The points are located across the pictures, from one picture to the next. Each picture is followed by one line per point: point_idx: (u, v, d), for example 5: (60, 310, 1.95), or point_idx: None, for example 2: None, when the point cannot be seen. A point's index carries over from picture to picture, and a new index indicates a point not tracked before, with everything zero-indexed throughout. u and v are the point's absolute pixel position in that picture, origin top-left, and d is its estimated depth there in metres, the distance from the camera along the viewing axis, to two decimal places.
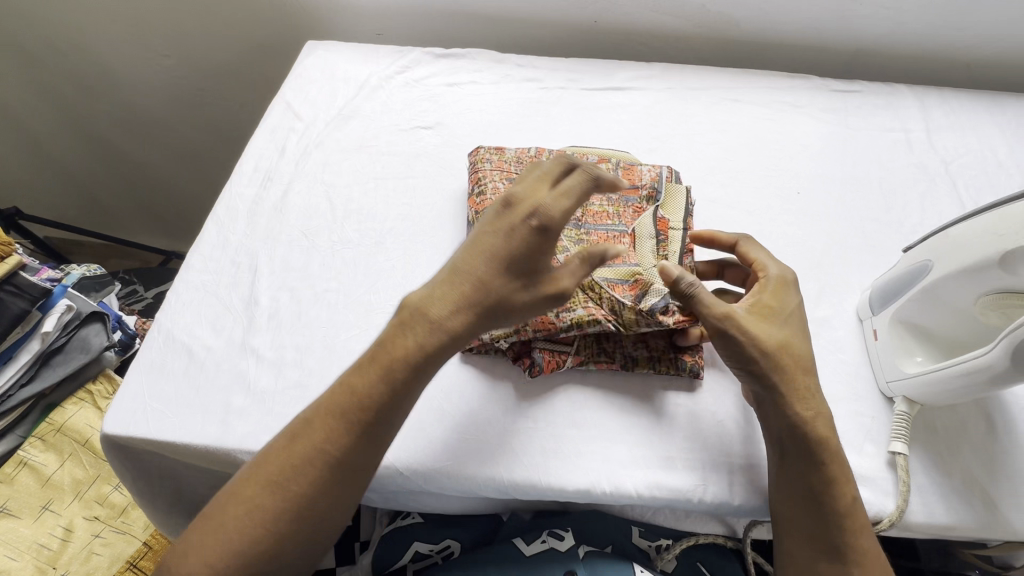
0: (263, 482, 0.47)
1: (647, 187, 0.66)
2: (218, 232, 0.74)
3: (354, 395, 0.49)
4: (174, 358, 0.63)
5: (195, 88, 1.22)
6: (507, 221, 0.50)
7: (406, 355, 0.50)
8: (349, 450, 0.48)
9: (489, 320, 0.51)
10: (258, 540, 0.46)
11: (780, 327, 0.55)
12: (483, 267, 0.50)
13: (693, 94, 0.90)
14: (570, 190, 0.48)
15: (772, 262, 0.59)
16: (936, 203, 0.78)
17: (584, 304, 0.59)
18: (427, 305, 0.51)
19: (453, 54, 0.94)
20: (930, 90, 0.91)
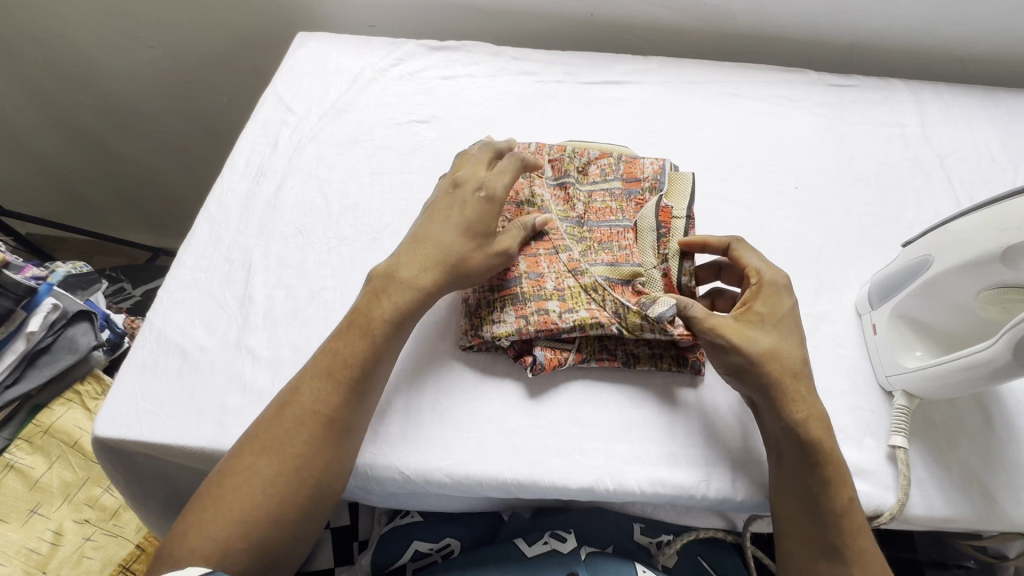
0: (259, 448, 0.50)
1: (650, 179, 0.66)
2: (210, 228, 0.72)
3: (338, 358, 0.54)
4: (167, 358, 0.62)
5: (182, 81, 1.19)
6: (459, 196, 0.61)
7: (382, 313, 0.56)
8: (339, 406, 0.52)
9: (452, 279, 0.58)
10: (258, 503, 0.48)
11: (769, 335, 0.55)
12: (442, 232, 0.59)
13: (691, 88, 0.90)
14: (507, 167, 0.62)
15: (765, 266, 0.59)
16: (932, 198, 0.79)
17: (587, 305, 0.59)
18: (397, 269, 0.58)
19: (449, 47, 0.92)
20: (924, 84, 0.92)
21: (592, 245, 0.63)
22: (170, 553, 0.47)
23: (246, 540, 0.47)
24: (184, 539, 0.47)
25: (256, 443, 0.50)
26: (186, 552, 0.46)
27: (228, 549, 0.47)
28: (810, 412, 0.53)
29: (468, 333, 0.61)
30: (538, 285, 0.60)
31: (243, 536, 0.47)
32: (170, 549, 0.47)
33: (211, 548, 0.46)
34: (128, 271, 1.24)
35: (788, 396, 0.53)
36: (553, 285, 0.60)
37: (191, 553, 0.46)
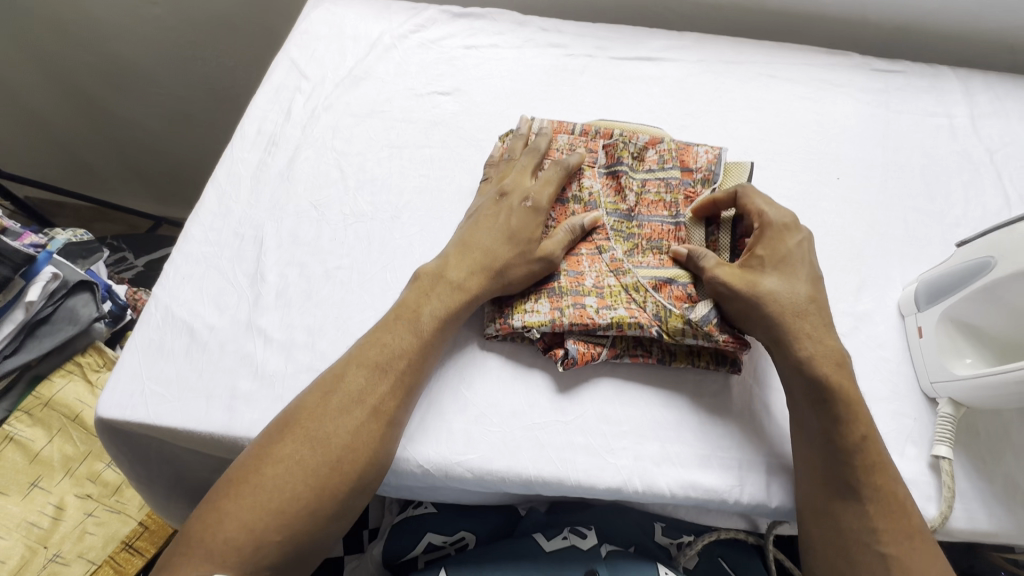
0: (302, 434, 0.47)
1: (703, 170, 0.63)
2: (220, 200, 0.68)
3: (382, 348, 0.52)
4: (174, 337, 0.58)
5: (186, 41, 1.14)
6: (504, 205, 0.60)
7: (427, 309, 0.55)
8: (385, 397, 0.50)
9: (496, 285, 0.57)
10: (299, 494, 0.45)
11: (771, 277, 0.54)
12: (488, 239, 0.58)
13: (729, 68, 0.85)
14: (551, 175, 0.61)
15: (772, 209, 0.57)
16: (980, 194, 0.75)
17: (626, 304, 0.56)
18: (443, 271, 0.57)
19: (472, 14, 0.87)
20: (974, 73, 0.87)
21: (642, 242, 0.60)
22: (191, 545, 0.43)
23: (281, 532, 0.44)
24: (218, 527, 0.43)
25: (298, 430, 0.48)
26: (215, 541, 0.43)
27: (261, 541, 0.44)
28: (870, 434, 0.50)
29: (496, 321, 0.58)
30: (577, 281, 0.58)
31: (277, 529, 0.44)
32: (193, 539, 0.44)
33: (247, 539, 0.43)
34: (131, 241, 1.20)
35: (856, 415, 0.50)
36: (592, 282, 0.58)
37: (226, 544, 0.43)
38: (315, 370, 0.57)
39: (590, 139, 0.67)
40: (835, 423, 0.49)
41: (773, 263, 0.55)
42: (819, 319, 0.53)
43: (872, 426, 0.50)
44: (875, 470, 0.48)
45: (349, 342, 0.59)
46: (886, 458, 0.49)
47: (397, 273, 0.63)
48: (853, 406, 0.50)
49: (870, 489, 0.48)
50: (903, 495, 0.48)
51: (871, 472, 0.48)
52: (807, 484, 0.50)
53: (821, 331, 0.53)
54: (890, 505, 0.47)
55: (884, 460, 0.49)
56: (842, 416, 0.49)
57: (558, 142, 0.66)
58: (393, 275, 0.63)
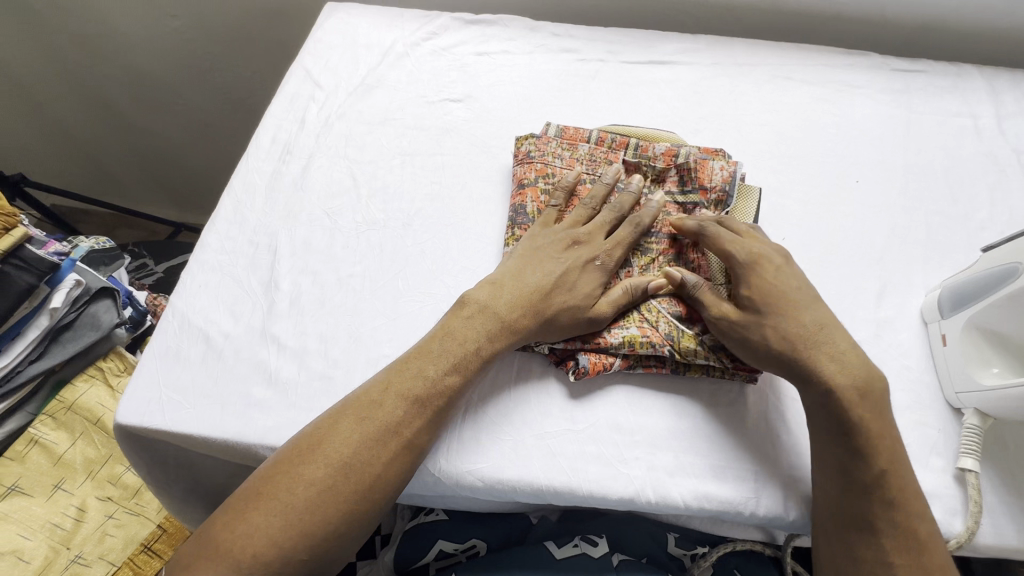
0: (335, 462, 0.47)
1: (718, 190, 0.64)
2: (236, 209, 0.69)
3: (423, 379, 0.51)
4: (191, 344, 0.59)
5: (204, 52, 1.16)
6: (572, 255, 0.59)
7: (475, 345, 0.53)
8: (419, 429, 0.50)
9: (541, 332, 0.56)
10: (330, 518, 0.45)
11: (771, 318, 0.53)
12: (545, 282, 0.57)
13: (743, 70, 0.83)
14: (624, 236, 0.60)
15: (737, 244, 0.57)
16: (1007, 196, 0.72)
17: (639, 324, 0.58)
18: (493, 303, 0.55)
19: (484, 21, 0.87)
20: (1000, 72, 0.84)
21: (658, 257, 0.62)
22: (219, 552, 0.43)
23: (309, 552, 0.45)
24: (247, 541, 0.43)
25: (331, 453, 0.47)
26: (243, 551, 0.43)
27: (290, 559, 0.44)
28: (893, 467, 0.48)
29: None
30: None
31: (306, 549, 0.44)
32: (218, 544, 0.44)
33: (274, 555, 0.44)
34: (150, 248, 1.23)
35: (877, 452, 0.48)
36: None
37: (255, 560, 0.43)
38: (328, 378, 0.58)
39: (607, 149, 0.69)
40: (854, 455, 0.48)
41: (764, 302, 0.54)
42: (826, 346, 0.52)
43: (900, 457, 0.49)
44: (896, 503, 0.47)
45: (361, 349, 0.59)
46: (912, 496, 0.48)
47: (409, 281, 0.64)
48: (874, 439, 0.48)
49: (888, 522, 0.47)
50: (927, 534, 0.47)
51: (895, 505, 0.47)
52: (822, 499, 0.50)
53: (841, 352, 0.51)
54: (910, 540, 0.46)
55: (906, 488, 0.48)
56: (864, 449, 0.48)
57: (579, 152, 0.68)
58: (405, 282, 0.63)
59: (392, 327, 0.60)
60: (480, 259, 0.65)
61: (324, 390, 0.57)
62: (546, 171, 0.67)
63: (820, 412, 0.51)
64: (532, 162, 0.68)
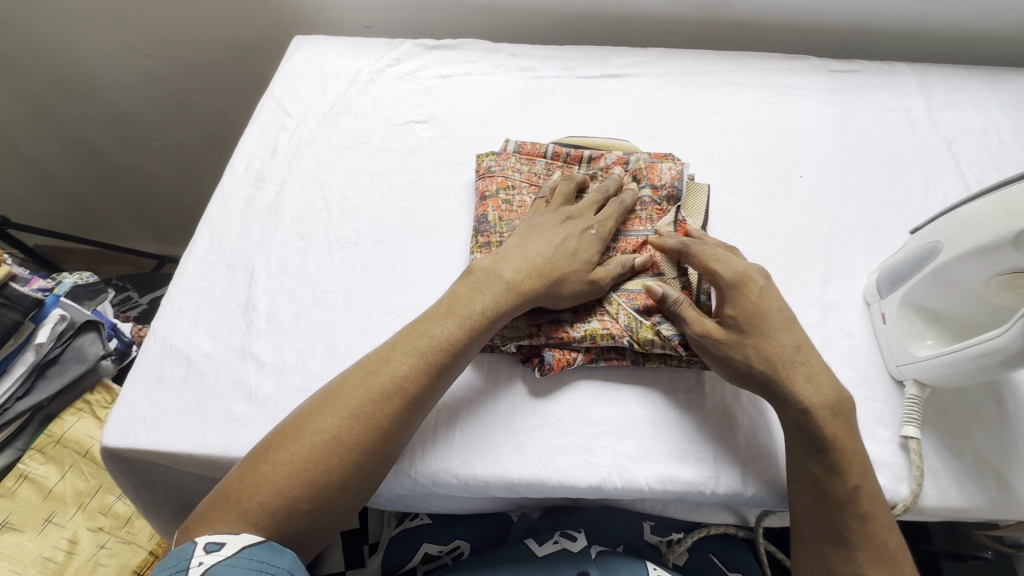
0: (341, 413, 0.50)
1: (667, 187, 0.68)
2: (213, 235, 0.72)
3: (428, 338, 0.54)
4: (172, 366, 0.62)
5: (179, 88, 1.20)
6: (569, 227, 0.63)
7: (482, 306, 0.57)
8: (426, 386, 0.53)
9: (548, 295, 0.59)
10: (335, 468, 0.48)
11: (750, 337, 0.55)
12: (547, 250, 0.61)
13: (691, 79, 0.88)
14: (612, 210, 0.65)
15: (724, 265, 0.59)
16: (940, 182, 0.77)
17: (600, 317, 0.61)
18: (499, 269, 0.59)
19: (445, 46, 0.92)
20: (930, 67, 0.90)
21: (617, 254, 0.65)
22: (227, 502, 0.45)
23: (311, 502, 0.47)
24: (254, 490, 0.46)
25: (339, 406, 0.50)
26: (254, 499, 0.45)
27: (294, 509, 0.46)
28: (859, 475, 0.51)
29: None
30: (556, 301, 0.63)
31: (309, 499, 0.46)
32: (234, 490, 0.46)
33: (279, 505, 0.45)
34: (135, 281, 1.25)
35: (850, 465, 0.51)
36: None
37: (261, 507, 0.45)
38: (306, 390, 0.60)
39: (563, 163, 0.73)
40: (829, 470, 0.51)
41: (748, 321, 0.56)
42: (808, 368, 0.54)
43: (870, 475, 0.51)
44: (869, 518, 0.49)
45: (338, 361, 0.62)
46: (881, 510, 0.50)
47: (380, 294, 0.67)
48: (846, 456, 0.51)
49: (863, 537, 0.49)
50: (896, 546, 0.49)
51: (869, 521, 0.49)
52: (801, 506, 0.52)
53: (811, 374, 0.54)
54: (882, 554, 0.49)
55: (876, 503, 0.50)
56: (839, 465, 0.51)
57: (537, 167, 0.73)
58: (377, 296, 0.67)
59: (365, 338, 0.63)
60: (448, 269, 0.69)
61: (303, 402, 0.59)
62: (507, 183, 0.71)
63: (794, 430, 0.53)
64: (493, 175, 0.72)
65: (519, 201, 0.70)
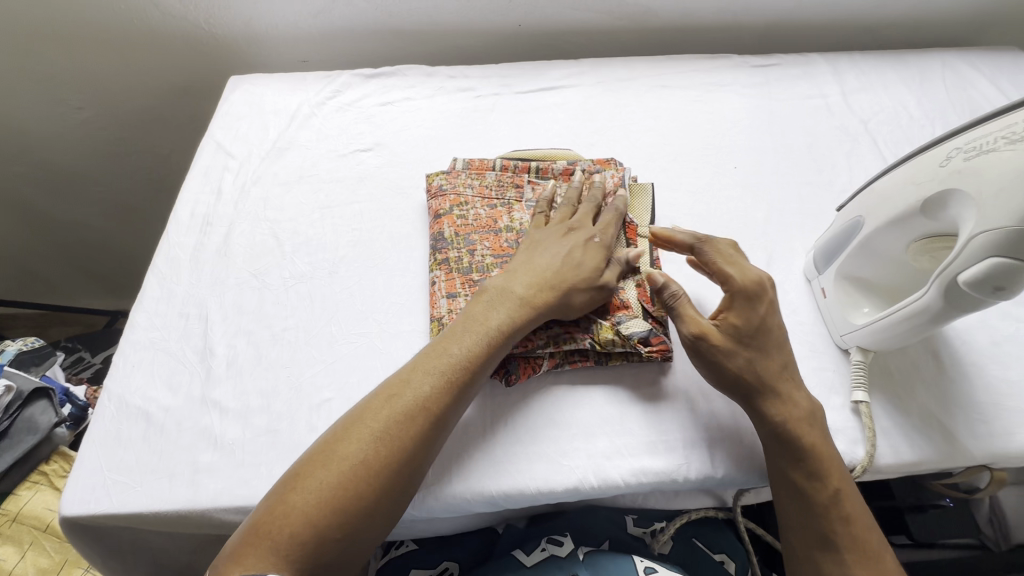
0: (366, 437, 0.50)
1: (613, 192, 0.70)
2: (162, 285, 0.71)
3: (446, 357, 0.55)
4: (131, 424, 0.60)
5: (116, 138, 1.17)
6: (573, 239, 0.64)
7: (497, 322, 0.57)
8: (448, 406, 0.53)
9: (558, 306, 0.59)
10: (362, 493, 0.48)
11: (745, 348, 0.56)
12: (554, 263, 0.61)
13: (624, 84, 0.92)
14: (610, 218, 0.66)
15: (736, 268, 0.59)
16: (861, 160, 0.83)
17: (562, 321, 0.62)
18: (510, 285, 0.60)
19: (383, 74, 0.93)
20: (841, 55, 0.97)
21: None
22: (259, 537, 0.45)
23: (343, 530, 0.47)
24: (284, 520, 0.45)
25: (363, 429, 0.50)
26: (287, 531, 0.45)
27: (324, 537, 0.46)
28: (837, 477, 0.53)
29: None
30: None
31: (340, 526, 0.46)
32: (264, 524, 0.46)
33: (310, 535, 0.45)
34: (86, 340, 1.20)
35: (831, 471, 0.53)
36: None
37: (292, 539, 0.45)
38: (274, 431, 0.59)
39: (512, 175, 0.75)
40: (809, 478, 0.53)
41: (748, 331, 0.56)
42: (790, 383, 0.56)
43: (846, 475, 0.54)
44: (852, 521, 0.52)
45: (303, 398, 0.61)
46: (860, 510, 0.53)
47: (341, 325, 0.66)
48: (823, 461, 0.53)
49: (848, 539, 0.52)
50: (877, 542, 0.52)
51: (850, 522, 0.52)
52: (788, 510, 0.54)
53: (792, 389, 0.56)
54: (866, 553, 0.52)
55: (854, 502, 0.53)
56: (819, 472, 0.53)
57: (487, 180, 0.74)
58: (338, 327, 0.66)
59: (330, 372, 0.63)
60: (406, 292, 0.69)
61: (272, 443, 0.59)
62: (460, 200, 0.72)
63: (776, 442, 0.55)
64: (445, 194, 0.73)
65: (473, 215, 0.71)
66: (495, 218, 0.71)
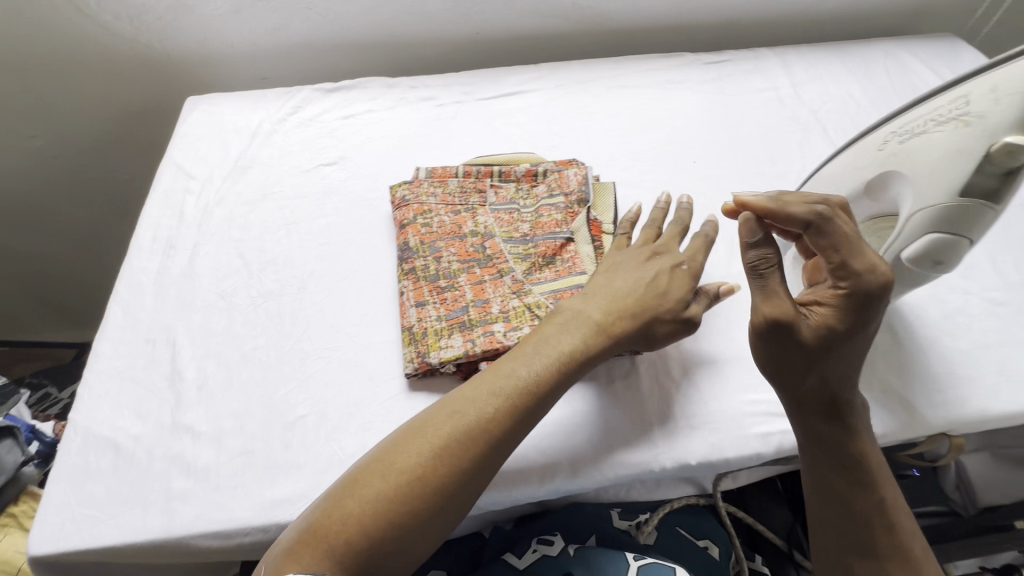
0: (427, 452, 0.49)
1: (577, 192, 0.72)
2: (126, 312, 0.70)
3: (516, 378, 0.54)
4: (99, 456, 0.58)
5: (72, 164, 1.14)
6: (658, 264, 0.62)
7: (569, 347, 0.56)
8: (510, 431, 0.52)
9: (636, 336, 0.59)
10: (419, 507, 0.48)
11: (824, 356, 0.51)
12: (636, 286, 0.60)
13: (583, 87, 0.94)
14: (697, 245, 0.64)
15: (858, 259, 0.48)
16: (813, 149, 0.86)
17: (531, 322, 0.62)
18: (587, 309, 0.59)
19: (344, 87, 0.94)
20: (789, 49, 1.01)
21: (538, 259, 0.67)
22: (314, 537, 0.46)
23: (394, 542, 0.47)
24: (342, 526, 0.46)
25: (424, 443, 0.50)
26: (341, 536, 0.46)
27: (377, 547, 0.46)
28: (883, 485, 0.54)
29: (415, 360, 0.61)
30: (485, 310, 0.64)
31: (391, 540, 0.46)
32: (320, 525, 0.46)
33: (365, 544, 0.46)
34: (53, 375, 1.17)
35: (879, 482, 0.54)
36: (499, 308, 0.64)
37: (349, 547, 0.45)
38: (249, 452, 0.59)
39: (475, 180, 0.76)
40: (857, 485, 0.53)
41: (838, 336, 0.50)
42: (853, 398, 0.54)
43: (892, 484, 0.55)
44: (894, 529, 0.53)
45: (277, 417, 0.61)
46: (903, 520, 0.54)
47: (313, 341, 0.66)
48: (873, 470, 0.54)
49: (888, 547, 0.53)
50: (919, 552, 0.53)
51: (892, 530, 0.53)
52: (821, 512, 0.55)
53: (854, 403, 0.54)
54: (905, 561, 0.52)
55: (896, 510, 0.54)
56: (870, 481, 0.53)
57: (450, 188, 0.75)
58: (310, 343, 0.66)
59: (303, 388, 0.63)
60: (377, 303, 0.69)
61: (247, 464, 0.58)
62: (423, 209, 0.73)
63: (831, 450, 0.54)
64: (408, 204, 0.73)
65: (438, 222, 0.72)
66: (460, 224, 0.71)
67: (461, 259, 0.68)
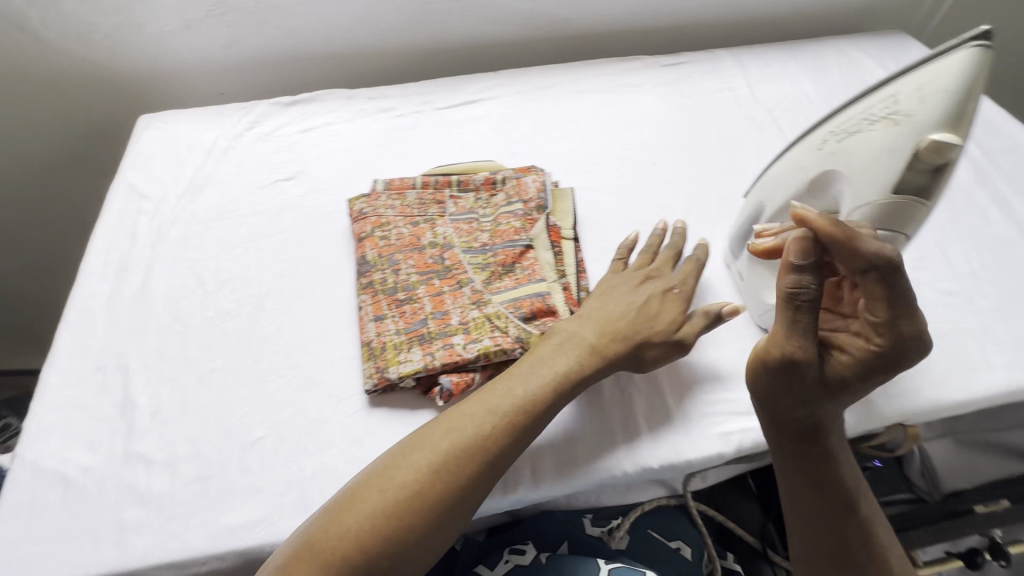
0: (425, 470, 0.49)
1: (535, 199, 0.72)
2: (76, 339, 0.68)
3: (511, 398, 0.54)
4: (47, 490, 0.57)
5: (23, 186, 1.11)
6: (649, 288, 0.64)
7: (565, 368, 0.57)
8: (508, 450, 0.52)
9: (629, 357, 0.59)
10: (415, 523, 0.47)
11: (835, 397, 0.51)
12: (629, 311, 0.61)
13: (542, 93, 0.94)
14: (689, 268, 0.66)
15: (904, 317, 0.47)
16: (769, 147, 0.87)
17: (491, 334, 0.62)
18: (582, 330, 0.60)
19: (302, 101, 0.93)
20: (744, 50, 1.02)
21: (497, 267, 0.67)
22: (309, 553, 0.46)
23: (388, 559, 0.46)
24: (337, 542, 0.46)
25: (421, 460, 0.50)
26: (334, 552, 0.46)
27: (371, 564, 0.46)
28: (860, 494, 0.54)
29: (374, 376, 0.61)
30: (444, 322, 0.63)
31: (385, 557, 0.46)
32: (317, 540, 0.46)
33: (359, 560, 0.46)
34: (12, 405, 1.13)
35: (858, 494, 0.54)
36: (458, 320, 0.63)
37: (343, 563, 0.45)
38: (205, 478, 0.57)
39: (433, 191, 0.75)
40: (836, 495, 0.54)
41: (855, 380, 0.50)
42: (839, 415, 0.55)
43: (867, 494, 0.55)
44: (870, 540, 0.53)
45: (234, 440, 0.59)
46: (878, 530, 0.54)
47: (271, 360, 0.65)
48: (850, 479, 0.54)
49: (863, 556, 0.53)
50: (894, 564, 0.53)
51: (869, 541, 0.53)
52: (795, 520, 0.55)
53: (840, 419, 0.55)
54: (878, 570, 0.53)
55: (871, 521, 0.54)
56: (849, 492, 0.54)
57: (408, 200, 0.74)
58: (268, 363, 0.65)
59: (261, 410, 0.61)
60: (336, 319, 0.68)
61: (203, 491, 0.56)
62: (381, 221, 0.72)
63: (812, 463, 0.53)
64: (366, 217, 0.72)
65: (396, 234, 0.71)
66: (418, 235, 0.71)
67: (420, 271, 0.68)
